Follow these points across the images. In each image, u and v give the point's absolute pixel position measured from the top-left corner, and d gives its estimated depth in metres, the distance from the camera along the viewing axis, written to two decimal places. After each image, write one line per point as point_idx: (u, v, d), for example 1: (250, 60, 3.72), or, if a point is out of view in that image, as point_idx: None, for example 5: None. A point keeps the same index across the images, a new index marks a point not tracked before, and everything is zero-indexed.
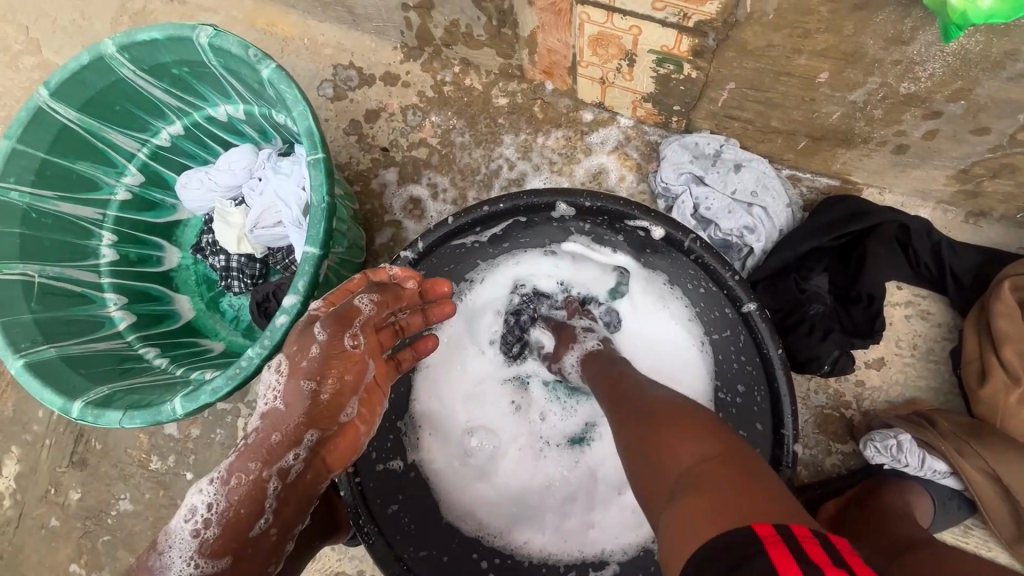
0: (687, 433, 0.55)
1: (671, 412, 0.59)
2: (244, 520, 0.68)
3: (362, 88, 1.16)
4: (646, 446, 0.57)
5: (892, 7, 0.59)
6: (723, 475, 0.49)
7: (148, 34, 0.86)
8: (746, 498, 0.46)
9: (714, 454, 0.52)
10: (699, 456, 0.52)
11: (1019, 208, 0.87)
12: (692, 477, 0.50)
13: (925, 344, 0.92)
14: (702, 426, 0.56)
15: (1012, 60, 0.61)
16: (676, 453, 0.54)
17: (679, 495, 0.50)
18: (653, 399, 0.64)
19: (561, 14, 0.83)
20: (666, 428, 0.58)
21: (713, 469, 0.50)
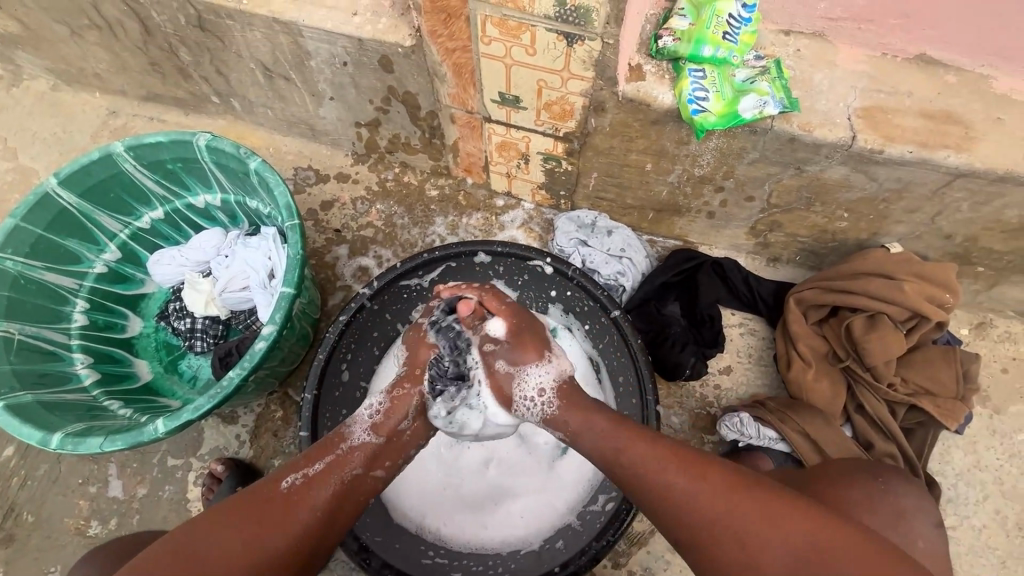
0: (757, 528, 0.65)
1: (733, 514, 0.66)
2: (395, 430, 0.81)
3: (319, 185, 1.45)
4: (714, 548, 0.66)
5: (672, 123, 0.99)
6: (810, 560, 0.62)
7: (154, 137, 1.10)
8: (841, 567, 0.61)
9: (779, 530, 0.64)
10: (783, 547, 0.63)
11: (795, 253, 1.27)
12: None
13: (756, 352, 1.25)
14: (744, 501, 0.67)
15: (744, 152, 1.01)
16: (765, 554, 0.64)
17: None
18: (697, 494, 0.68)
19: (474, 128, 1.18)
20: (745, 536, 0.65)
21: (799, 558, 0.63)
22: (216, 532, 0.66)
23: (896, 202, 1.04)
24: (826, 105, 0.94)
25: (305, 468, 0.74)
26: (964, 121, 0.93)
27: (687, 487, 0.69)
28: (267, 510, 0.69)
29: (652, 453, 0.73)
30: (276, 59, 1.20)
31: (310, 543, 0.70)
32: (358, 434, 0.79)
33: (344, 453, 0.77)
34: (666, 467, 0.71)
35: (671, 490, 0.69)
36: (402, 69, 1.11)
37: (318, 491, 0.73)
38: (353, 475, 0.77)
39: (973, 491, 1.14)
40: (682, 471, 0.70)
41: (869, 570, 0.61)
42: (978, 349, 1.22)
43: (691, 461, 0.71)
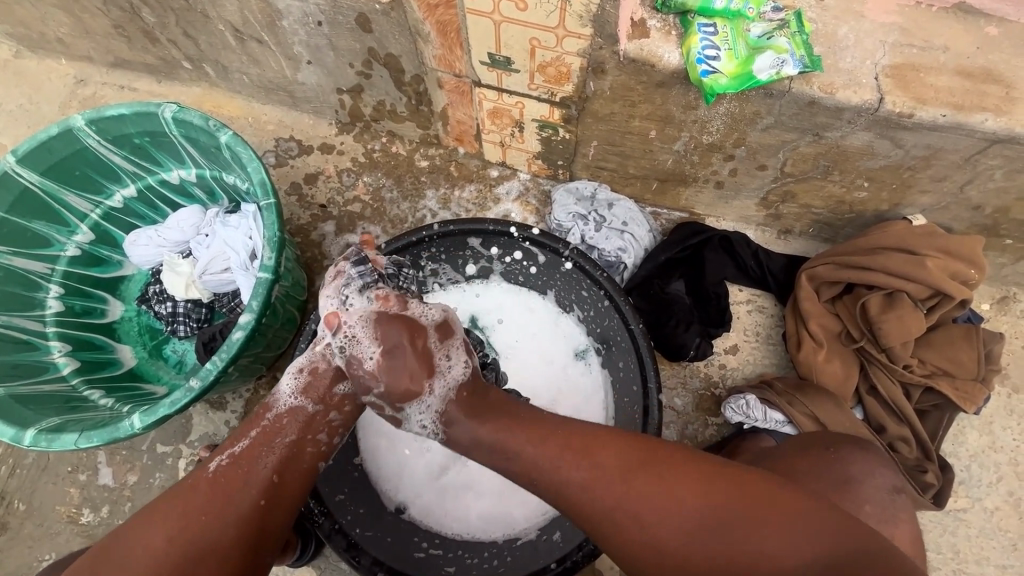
0: (647, 494, 0.64)
1: (625, 480, 0.65)
2: (325, 397, 0.76)
3: (302, 157, 1.36)
4: (610, 529, 0.65)
5: (678, 86, 0.89)
6: (704, 518, 0.62)
7: (116, 110, 1.02)
8: (733, 522, 0.61)
9: (668, 488, 0.64)
10: (674, 508, 0.63)
11: (809, 225, 1.19)
12: (683, 536, 0.62)
13: (765, 331, 1.19)
14: (637, 475, 0.65)
15: (760, 118, 0.92)
16: (662, 519, 0.63)
17: (674, 554, 0.62)
18: (586, 476, 0.66)
19: (464, 94, 1.09)
20: (635, 503, 0.64)
21: (694, 518, 0.62)
22: (150, 522, 0.65)
23: (923, 170, 0.95)
24: (852, 62, 0.84)
25: (230, 448, 0.71)
26: (1006, 79, 0.83)
27: (573, 472, 0.67)
28: (190, 500, 0.66)
29: (536, 447, 0.69)
30: (245, 20, 1.09)
31: (252, 515, 0.68)
32: (281, 396, 0.76)
33: (270, 423, 0.74)
34: (551, 458, 0.68)
35: (564, 482, 0.67)
36: (381, 29, 1.00)
37: (247, 467, 0.70)
38: (286, 443, 0.73)
39: (986, 472, 1.10)
40: (569, 463, 0.67)
41: (764, 528, 0.60)
42: (999, 326, 1.16)
43: (580, 444, 0.68)
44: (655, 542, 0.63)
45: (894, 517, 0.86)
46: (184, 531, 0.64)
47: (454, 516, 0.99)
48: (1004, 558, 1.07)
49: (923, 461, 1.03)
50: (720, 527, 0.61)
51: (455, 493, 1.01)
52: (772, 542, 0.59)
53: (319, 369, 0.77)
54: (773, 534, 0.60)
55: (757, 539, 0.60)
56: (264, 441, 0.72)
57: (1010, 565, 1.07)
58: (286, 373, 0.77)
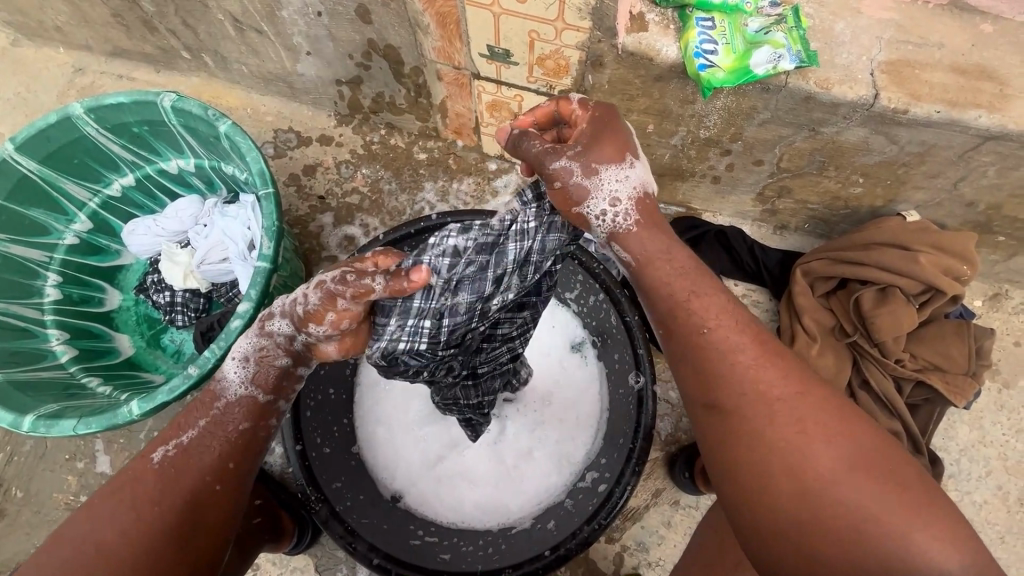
0: (819, 423, 0.60)
1: (799, 398, 0.62)
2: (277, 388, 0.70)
3: (301, 148, 1.36)
4: (745, 422, 0.62)
5: (676, 80, 0.90)
6: (860, 473, 0.57)
7: (115, 98, 1.02)
8: (880, 488, 0.56)
9: (843, 435, 0.59)
10: (831, 444, 0.59)
11: (803, 221, 1.20)
12: (826, 474, 0.57)
13: (759, 325, 1.20)
14: (817, 411, 0.61)
15: (756, 112, 0.92)
16: (811, 454, 0.58)
17: (809, 489, 0.57)
18: (761, 373, 0.63)
19: (463, 87, 1.09)
20: (797, 424, 0.60)
21: (854, 472, 0.57)
22: (95, 518, 0.63)
23: (917, 166, 0.96)
24: (848, 58, 0.85)
25: (176, 438, 0.67)
26: (999, 76, 0.84)
27: (761, 369, 0.63)
28: (138, 490, 0.64)
29: (724, 321, 0.65)
30: (245, 10, 1.09)
31: (208, 506, 0.66)
32: (231, 385, 0.68)
33: (221, 413, 0.68)
34: (734, 340, 0.64)
35: (732, 369, 0.63)
36: (381, 20, 1.01)
37: (196, 457, 0.66)
38: (239, 431, 0.68)
39: (976, 466, 1.12)
40: (755, 357, 0.64)
41: (911, 511, 0.54)
42: (990, 322, 1.17)
43: (769, 350, 0.65)
44: (793, 465, 0.59)
45: None
46: (134, 523, 0.63)
47: (450, 506, 1.01)
48: (992, 550, 1.09)
49: (914, 454, 1.04)
50: (876, 492, 0.56)
51: (452, 483, 1.03)
52: (920, 530, 0.54)
53: (266, 356, 0.68)
54: (923, 531, 0.54)
55: (901, 519, 0.54)
56: (214, 430, 0.67)
57: (997, 557, 1.09)
58: (231, 359, 0.69)
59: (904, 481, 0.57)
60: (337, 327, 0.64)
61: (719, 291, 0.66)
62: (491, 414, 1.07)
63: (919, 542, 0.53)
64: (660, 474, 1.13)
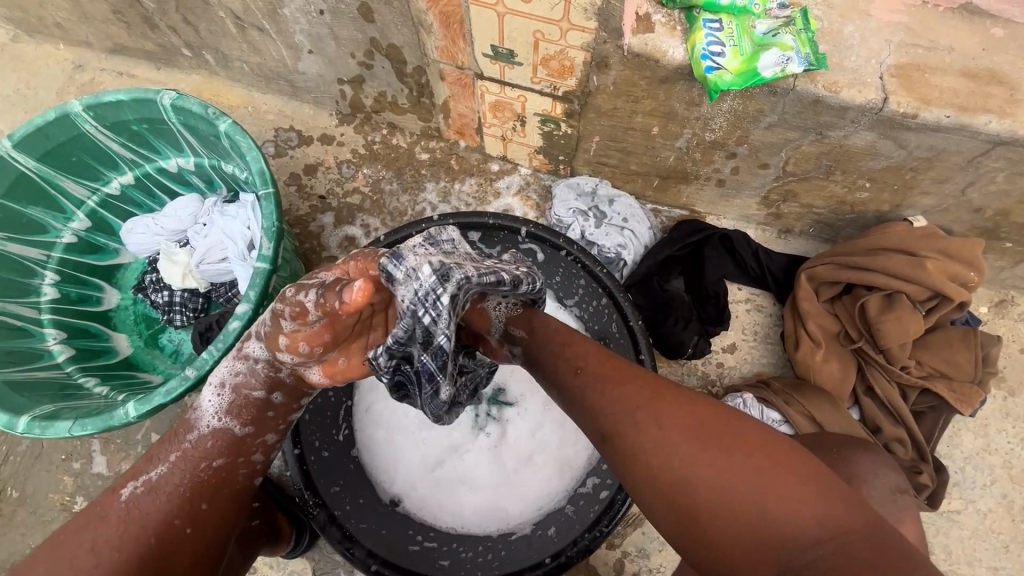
0: (670, 420, 0.59)
1: (651, 407, 0.60)
2: (254, 418, 0.74)
3: (302, 147, 1.35)
4: (626, 441, 0.60)
5: (682, 82, 0.88)
6: (719, 455, 0.55)
7: (114, 95, 1.01)
8: (748, 465, 0.54)
9: (695, 426, 0.57)
10: (684, 438, 0.57)
11: (809, 225, 1.19)
12: (692, 469, 0.55)
13: (763, 330, 1.19)
14: (664, 408, 0.60)
15: (763, 115, 0.91)
16: (683, 459, 0.56)
17: (685, 496, 0.55)
18: (614, 397, 0.63)
19: (466, 87, 1.08)
20: (659, 428, 0.58)
21: (722, 460, 0.55)
22: (57, 556, 0.66)
23: (925, 171, 0.95)
24: (857, 61, 0.84)
25: (145, 474, 0.71)
26: (1010, 81, 0.83)
27: (622, 389, 0.63)
28: (105, 530, 0.67)
29: (586, 358, 0.68)
30: (246, 8, 1.08)
31: (175, 545, 0.68)
32: (204, 416, 0.73)
33: (193, 447, 0.73)
34: (596, 369, 0.66)
35: (603, 402, 0.63)
36: (384, 19, 1.00)
37: (165, 495, 0.70)
38: (213, 467, 0.73)
39: (981, 474, 1.11)
40: (606, 383, 0.65)
41: (783, 493, 0.52)
42: (996, 329, 1.16)
43: (621, 371, 0.65)
44: (663, 469, 0.57)
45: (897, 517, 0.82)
46: (103, 559, 0.65)
47: (449, 510, 0.99)
48: (996, 559, 1.08)
49: (918, 462, 1.03)
50: (736, 468, 0.54)
51: (450, 487, 1.01)
52: (787, 499, 0.52)
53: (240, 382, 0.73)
54: (789, 503, 0.51)
55: (773, 498, 0.52)
56: (186, 466, 0.71)
57: (1002, 567, 1.08)
58: (209, 387, 0.74)
59: (758, 450, 0.55)
60: (297, 351, 0.67)
61: (585, 339, 0.71)
62: (492, 417, 1.05)
63: (779, 512, 0.51)
64: None
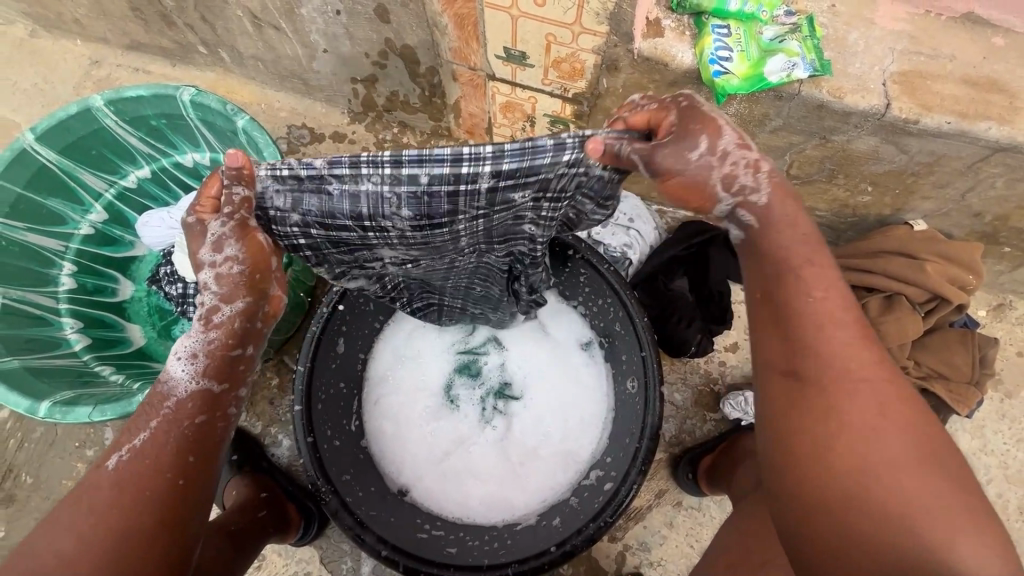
0: (896, 414, 0.55)
1: (881, 388, 0.57)
2: (229, 377, 0.68)
3: (314, 145, 1.38)
4: (809, 391, 0.58)
5: (689, 85, 0.91)
6: (927, 473, 0.53)
7: (135, 91, 1.03)
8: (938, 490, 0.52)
9: (906, 431, 0.55)
10: (894, 439, 0.54)
11: (811, 228, 1.21)
12: (882, 465, 0.53)
13: None
14: (892, 402, 0.56)
15: (768, 119, 0.93)
16: (870, 440, 0.55)
17: (856, 469, 0.54)
18: (838, 350, 0.58)
19: (477, 87, 1.10)
20: (869, 407, 0.56)
21: (914, 460, 0.53)
22: (48, 533, 0.60)
23: (925, 176, 0.97)
24: (860, 68, 0.86)
25: (128, 442, 0.64)
26: (1010, 89, 0.85)
27: (853, 351, 0.58)
28: (93, 500, 0.61)
29: (829, 292, 0.60)
30: (264, 7, 1.11)
31: (167, 507, 0.62)
32: (180, 382, 0.65)
33: (172, 410, 0.65)
34: (826, 315, 0.59)
35: (835, 344, 0.59)
36: (399, 20, 1.02)
37: (152, 455, 0.63)
38: (193, 424, 0.65)
39: (977, 474, 1.13)
40: (853, 336, 0.59)
41: (958, 524, 0.50)
42: (994, 331, 1.18)
43: (867, 336, 0.60)
44: (844, 447, 0.55)
45: None
46: (100, 531, 0.59)
47: (455, 500, 1.03)
48: None
49: None
50: (931, 486, 0.52)
51: (458, 477, 1.04)
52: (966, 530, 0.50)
53: (212, 344, 0.66)
54: (965, 536, 0.50)
55: (948, 532, 0.50)
56: (169, 426, 0.64)
57: None
58: (175, 358, 0.65)
59: (964, 488, 0.53)
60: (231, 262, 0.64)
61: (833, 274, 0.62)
62: (499, 411, 1.09)
63: (949, 542, 0.49)
64: (663, 474, 1.15)
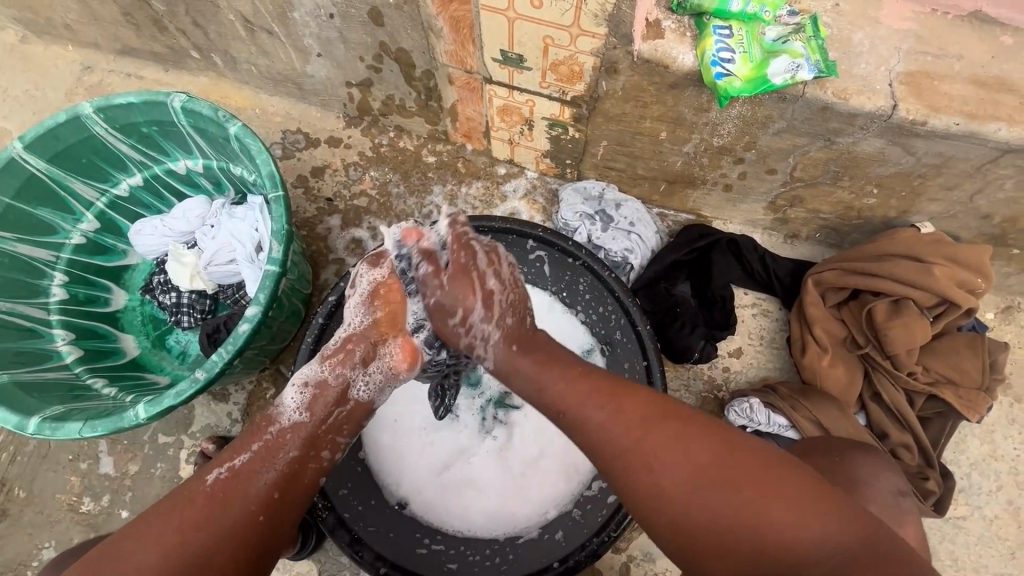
0: (657, 447, 0.60)
1: (635, 438, 0.62)
2: (326, 419, 0.73)
3: (309, 150, 1.36)
4: (617, 469, 0.62)
5: (691, 88, 0.89)
6: (732, 480, 0.56)
7: (125, 98, 1.01)
8: (751, 485, 0.56)
9: (704, 442, 0.59)
10: (706, 450, 0.59)
11: (815, 230, 1.19)
12: (696, 484, 0.57)
13: (769, 335, 1.19)
14: (654, 430, 0.62)
15: (771, 122, 0.91)
16: (668, 462, 0.59)
17: (679, 492, 0.58)
18: (590, 414, 0.66)
19: (474, 91, 1.08)
20: (653, 444, 0.61)
21: (692, 480, 0.58)
22: (137, 543, 0.61)
23: (933, 178, 0.95)
24: (866, 68, 0.84)
25: (229, 460, 0.68)
26: (1019, 88, 0.83)
27: (591, 402, 0.66)
28: (187, 512, 0.63)
29: (565, 383, 0.69)
30: (256, 11, 1.09)
31: (251, 535, 0.64)
32: (286, 410, 0.73)
33: (275, 437, 0.70)
34: (580, 395, 0.67)
35: (589, 416, 0.66)
36: (393, 23, 1.00)
37: (249, 482, 0.66)
38: (289, 458, 0.70)
39: (986, 480, 1.11)
40: (594, 399, 0.66)
41: (777, 504, 0.54)
42: (1002, 335, 1.16)
43: (618, 391, 0.67)
44: (671, 479, 0.58)
45: (901, 519, 0.82)
46: (189, 540, 0.61)
47: (457, 513, 0.99)
48: (1002, 566, 1.08)
49: (925, 468, 1.03)
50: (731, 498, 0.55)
51: (457, 489, 1.01)
52: (799, 516, 0.53)
53: (326, 381, 0.74)
54: (790, 519, 0.53)
55: (776, 521, 0.53)
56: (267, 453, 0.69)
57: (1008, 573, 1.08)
58: (292, 385, 0.74)
59: (778, 476, 0.56)
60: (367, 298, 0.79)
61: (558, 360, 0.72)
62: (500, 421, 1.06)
63: (775, 526, 0.53)
64: None
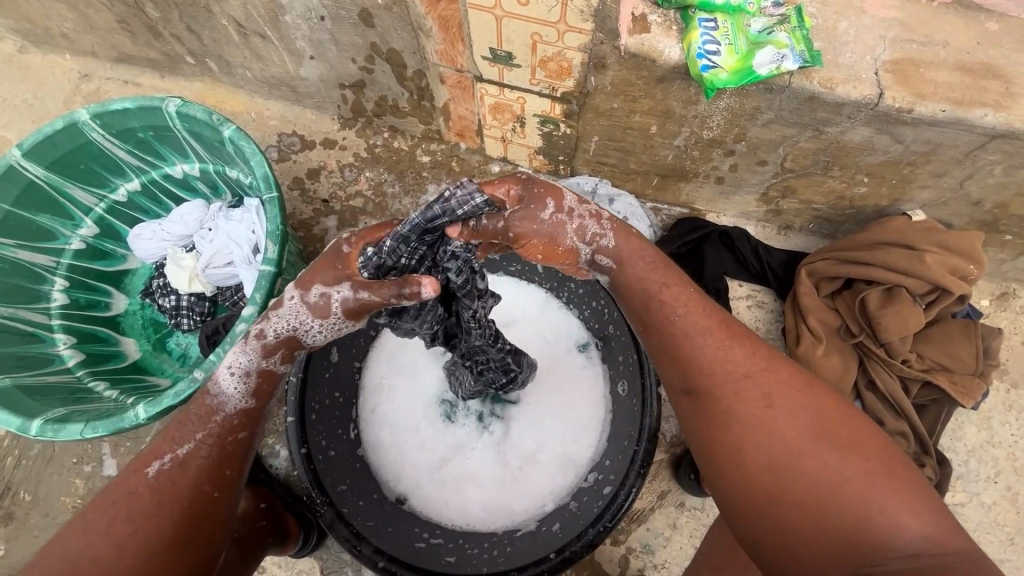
0: (783, 401, 0.65)
1: (761, 377, 0.66)
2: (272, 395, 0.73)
3: (304, 152, 1.37)
4: (729, 408, 0.66)
5: (678, 81, 0.89)
6: (826, 448, 0.61)
7: (121, 103, 1.03)
8: (851, 461, 0.60)
9: (814, 416, 0.64)
10: (806, 421, 0.63)
11: (808, 221, 1.20)
12: (792, 450, 0.62)
13: (764, 327, 1.19)
14: (776, 378, 0.66)
15: (759, 113, 0.92)
16: (770, 421, 0.64)
17: (774, 456, 0.62)
18: (719, 354, 0.68)
19: (465, 89, 1.09)
20: (761, 402, 0.65)
21: (800, 442, 0.62)
22: (90, 534, 0.64)
23: (922, 165, 0.96)
24: (851, 57, 0.85)
25: (170, 451, 0.67)
26: (1004, 74, 0.83)
27: (715, 342, 0.69)
28: (133, 503, 0.65)
29: (691, 305, 0.70)
30: (248, 15, 1.10)
31: (203, 511, 0.67)
32: (228, 400, 0.70)
33: (218, 425, 0.70)
34: (702, 324, 0.69)
35: (704, 352, 0.68)
36: (384, 24, 1.01)
37: (191, 470, 0.67)
38: (234, 441, 0.70)
39: (984, 467, 1.11)
40: (720, 338, 0.69)
41: (878, 492, 0.58)
42: (998, 321, 1.16)
43: (738, 336, 0.69)
44: (776, 438, 0.63)
45: None
46: (132, 536, 0.63)
47: (455, 508, 1.01)
48: (1001, 552, 1.08)
49: (921, 455, 1.03)
50: (839, 456, 0.60)
51: (460, 484, 1.03)
52: (901, 508, 0.57)
53: (269, 370, 0.71)
54: (883, 502, 0.57)
55: (878, 500, 0.57)
56: (208, 440, 0.69)
57: (1008, 559, 1.08)
58: (227, 376, 0.70)
59: (879, 464, 0.60)
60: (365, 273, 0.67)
61: (684, 281, 0.72)
62: (497, 417, 1.06)
63: (870, 510, 0.57)
64: (665, 475, 1.13)
